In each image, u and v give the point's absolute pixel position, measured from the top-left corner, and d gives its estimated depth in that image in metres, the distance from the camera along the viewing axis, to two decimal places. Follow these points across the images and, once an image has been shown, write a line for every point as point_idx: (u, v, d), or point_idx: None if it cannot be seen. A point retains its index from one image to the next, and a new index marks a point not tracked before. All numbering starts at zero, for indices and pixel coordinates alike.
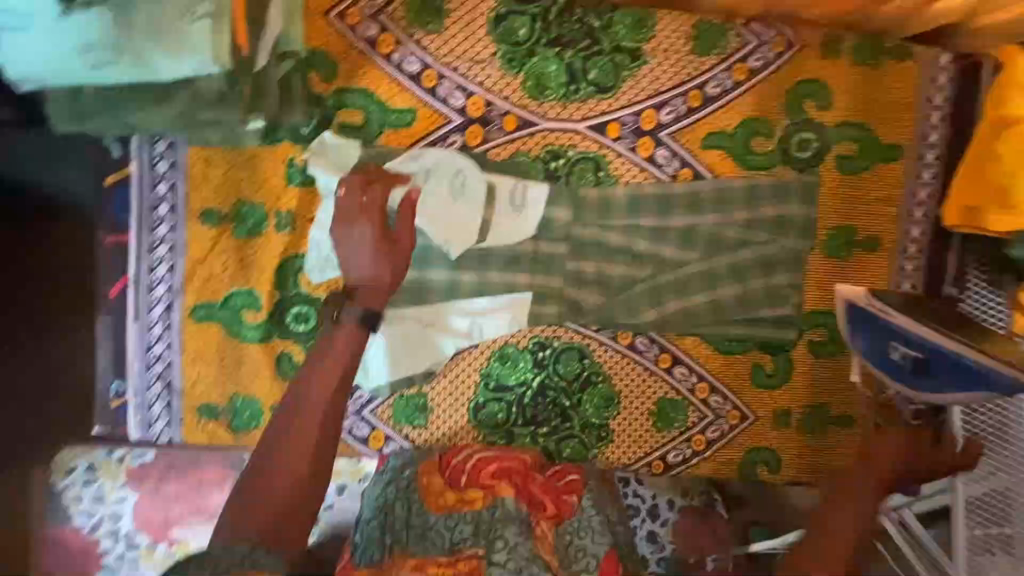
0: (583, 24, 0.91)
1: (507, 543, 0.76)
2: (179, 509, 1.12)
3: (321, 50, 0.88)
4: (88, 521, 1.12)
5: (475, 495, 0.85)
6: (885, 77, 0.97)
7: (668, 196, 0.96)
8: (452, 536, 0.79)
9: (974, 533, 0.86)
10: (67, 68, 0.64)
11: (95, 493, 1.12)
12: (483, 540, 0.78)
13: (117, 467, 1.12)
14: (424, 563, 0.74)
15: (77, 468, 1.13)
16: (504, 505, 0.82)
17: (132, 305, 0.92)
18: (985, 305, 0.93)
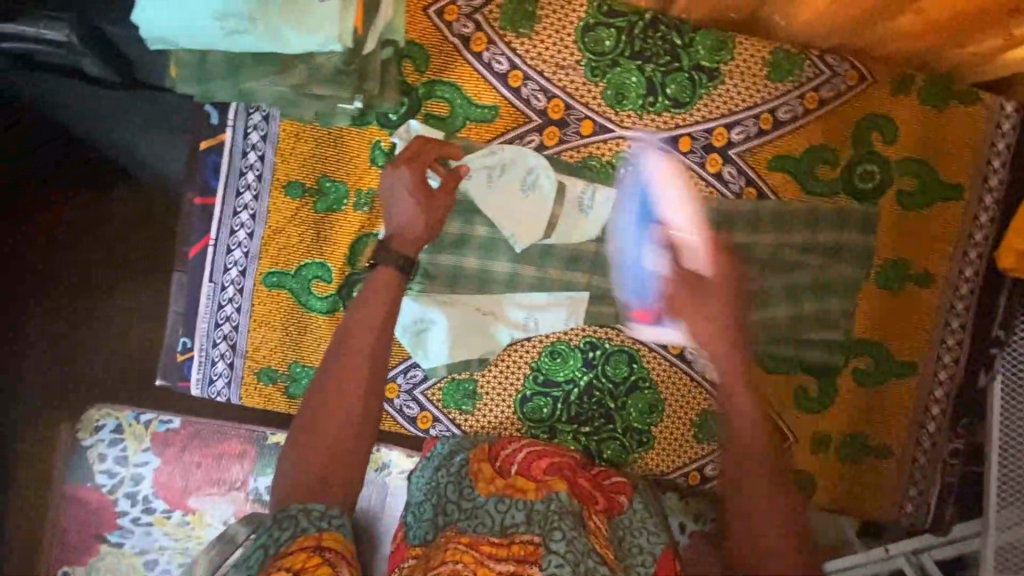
0: (666, 41, 0.95)
1: (565, 535, 0.74)
2: (198, 479, 1.17)
3: (417, 43, 0.94)
4: (109, 482, 1.17)
5: (527, 485, 0.87)
6: (953, 118, 0.99)
7: (732, 212, 0.99)
8: (504, 519, 0.81)
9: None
10: (203, 34, 0.69)
11: (119, 454, 1.18)
12: (539, 528, 0.77)
13: (143, 431, 1.18)
14: (476, 542, 0.74)
15: (104, 427, 1.19)
16: (558, 498, 0.82)
17: (211, 264, 0.97)
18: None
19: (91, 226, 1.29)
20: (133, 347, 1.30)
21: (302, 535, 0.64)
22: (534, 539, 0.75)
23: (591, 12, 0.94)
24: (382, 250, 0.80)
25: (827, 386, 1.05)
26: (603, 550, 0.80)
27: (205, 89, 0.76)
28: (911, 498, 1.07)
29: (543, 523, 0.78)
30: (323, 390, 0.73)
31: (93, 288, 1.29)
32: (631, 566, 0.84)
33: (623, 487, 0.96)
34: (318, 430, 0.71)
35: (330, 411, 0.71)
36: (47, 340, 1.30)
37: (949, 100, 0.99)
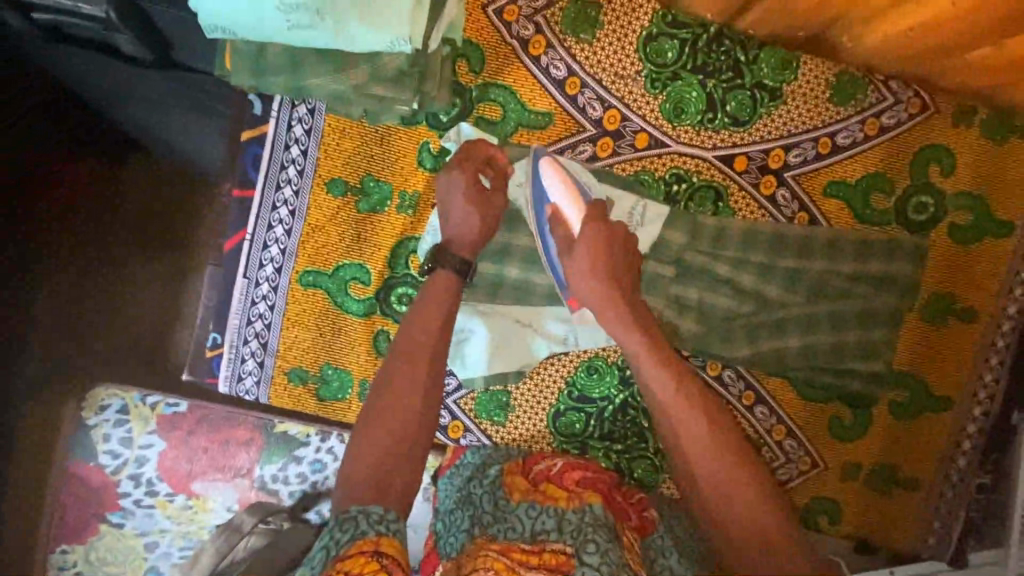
0: (730, 56, 0.92)
1: (599, 547, 0.68)
2: (203, 463, 1.14)
3: (474, 42, 0.90)
4: (113, 462, 1.13)
5: (560, 495, 0.81)
6: (1014, 154, 0.97)
7: (784, 235, 0.97)
8: (534, 526, 0.75)
9: None
10: (265, 25, 0.65)
11: (124, 435, 1.14)
12: (573, 539, 0.71)
13: (149, 412, 1.14)
14: (509, 547, 0.69)
15: (109, 407, 1.14)
16: (593, 510, 0.75)
17: (246, 259, 0.93)
18: None
19: (109, 217, 1.23)
20: (138, 341, 1.24)
21: (361, 538, 0.61)
22: (566, 548, 0.69)
23: (654, 21, 0.91)
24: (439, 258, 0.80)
25: (861, 416, 1.04)
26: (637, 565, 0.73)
27: (262, 81, 0.73)
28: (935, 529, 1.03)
29: (577, 535, 0.71)
30: (372, 406, 0.72)
31: (105, 272, 1.24)
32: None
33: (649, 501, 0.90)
34: (378, 428, 0.70)
35: (392, 411, 0.71)
36: (49, 331, 1.23)
37: (1011, 135, 0.96)
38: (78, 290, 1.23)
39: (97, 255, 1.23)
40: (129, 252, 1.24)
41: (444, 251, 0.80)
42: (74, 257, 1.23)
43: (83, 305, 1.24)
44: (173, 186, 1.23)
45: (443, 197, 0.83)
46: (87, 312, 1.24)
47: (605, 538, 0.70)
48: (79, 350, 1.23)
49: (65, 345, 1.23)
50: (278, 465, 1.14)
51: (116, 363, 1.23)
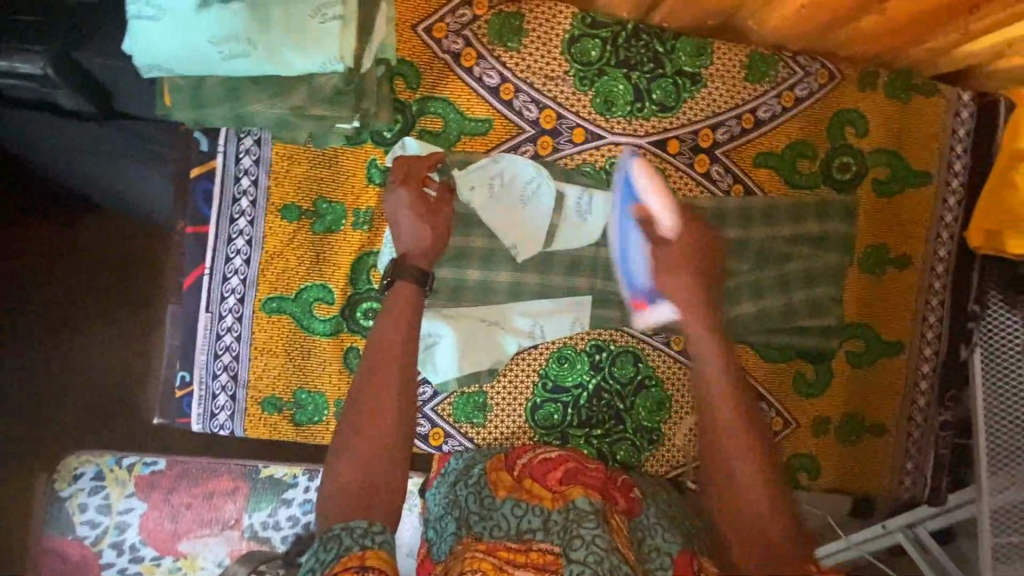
0: (649, 49, 0.99)
1: (585, 540, 0.70)
2: (188, 520, 1.11)
3: (408, 60, 0.94)
4: (91, 532, 1.10)
5: (544, 494, 0.82)
6: (916, 109, 1.07)
7: (724, 208, 1.02)
8: (520, 523, 0.77)
9: (1000, 541, 0.94)
10: (199, 59, 0.68)
11: (101, 503, 1.10)
12: (559, 538, 0.73)
13: (126, 475, 1.11)
14: (493, 547, 0.72)
15: (83, 475, 1.11)
16: (577, 506, 0.75)
17: (206, 294, 0.93)
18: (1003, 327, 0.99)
19: (70, 283, 1.21)
20: (106, 397, 1.22)
21: (346, 554, 0.61)
22: (554, 548, 0.72)
23: (575, 24, 0.97)
24: (401, 268, 0.82)
25: (823, 371, 1.09)
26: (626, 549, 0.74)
27: (202, 114, 0.75)
28: (909, 472, 1.11)
29: (564, 533, 0.73)
30: (352, 424, 0.72)
31: (65, 328, 1.22)
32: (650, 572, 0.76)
33: (633, 482, 0.92)
34: (358, 445, 0.71)
35: (370, 425, 0.72)
36: (14, 408, 1.20)
37: (912, 93, 1.06)
38: (46, 362, 1.21)
39: (57, 322, 1.21)
40: (89, 315, 1.22)
41: (404, 260, 0.82)
42: (30, 322, 1.21)
43: (51, 377, 1.21)
44: (126, 235, 1.23)
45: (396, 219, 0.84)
46: (52, 384, 1.21)
47: (592, 526, 0.72)
48: (41, 419, 1.20)
49: (27, 408, 1.20)
50: (265, 511, 1.13)
51: (81, 424, 1.21)
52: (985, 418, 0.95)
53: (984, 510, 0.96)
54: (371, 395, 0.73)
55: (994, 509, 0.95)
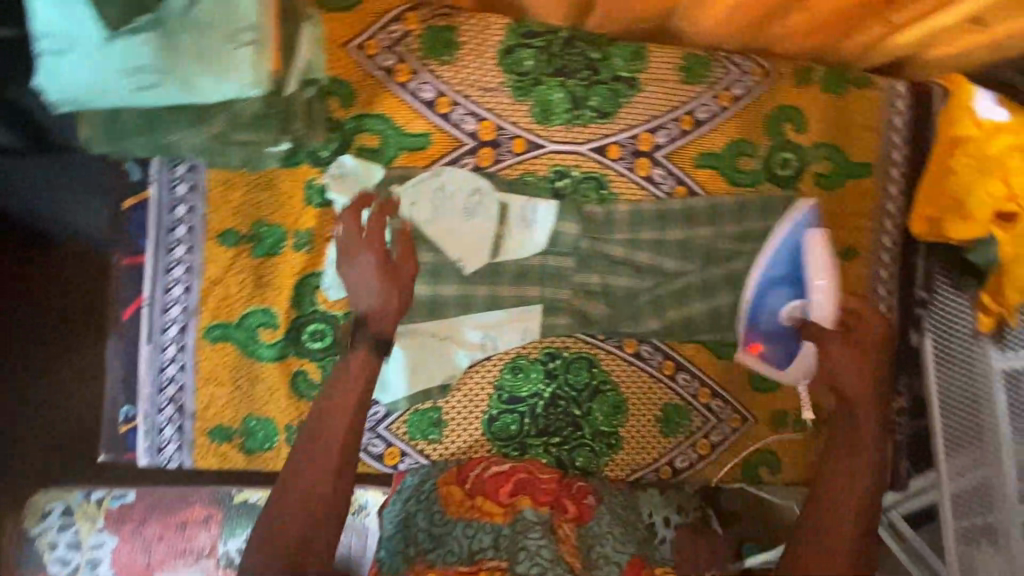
0: (584, 57, 0.99)
1: (530, 552, 0.76)
2: (162, 551, 1.06)
3: (341, 78, 0.93)
4: (63, 570, 1.05)
5: (495, 509, 0.85)
6: (853, 102, 1.08)
7: (668, 211, 1.03)
8: (472, 544, 0.80)
9: (962, 524, 1.02)
10: (109, 92, 0.67)
11: (71, 539, 1.06)
12: (506, 552, 0.78)
13: (96, 509, 1.07)
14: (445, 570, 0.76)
15: (53, 511, 1.07)
16: (524, 517, 0.82)
17: (147, 326, 0.92)
18: (952, 309, 1.09)
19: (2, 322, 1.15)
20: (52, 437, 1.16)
21: None
22: (500, 562, 0.76)
23: (508, 35, 0.97)
24: (360, 332, 0.80)
25: None
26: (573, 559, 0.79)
27: (122, 145, 0.74)
28: None
29: (510, 546, 0.78)
30: (299, 466, 0.73)
31: (6, 366, 1.16)
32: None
33: (588, 488, 0.93)
34: (304, 487, 0.72)
35: (317, 469, 0.73)
36: None
37: (849, 86, 1.07)
38: None
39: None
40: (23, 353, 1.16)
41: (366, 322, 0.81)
42: None
43: None
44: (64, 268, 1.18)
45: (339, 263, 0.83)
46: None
47: (537, 536, 0.79)
48: None
49: None
50: (241, 538, 1.07)
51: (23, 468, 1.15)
52: (940, 402, 1.05)
53: (945, 494, 1.04)
54: (326, 437, 0.75)
55: (956, 493, 1.03)
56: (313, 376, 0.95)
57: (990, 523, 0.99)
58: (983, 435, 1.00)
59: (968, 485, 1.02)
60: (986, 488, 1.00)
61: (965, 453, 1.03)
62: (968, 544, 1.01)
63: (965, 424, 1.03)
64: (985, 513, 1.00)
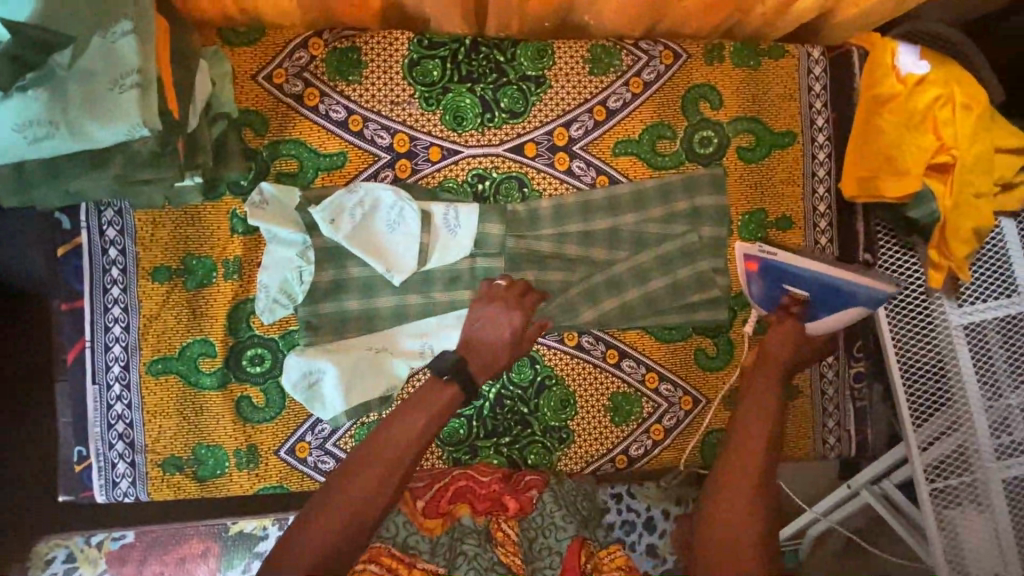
0: (490, 60, 1.01)
1: (467, 554, 0.84)
2: None
3: (252, 109, 0.97)
4: None
5: (434, 522, 0.89)
6: (767, 73, 1.08)
7: (591, 201, 1.03)
8: (405, 536, 0.86)
9: (941, 489, 0.99)
10: (6, 146, 0.70)
11: None
12: (441, 557, 0.85)
13: (96, 553, 1.07)
14: (377, 554, 0.81)
15: (55, 558, 1.07)
16: (461, 525, 0.88)
17: (91, 367, 0.95)
18: (902, 267, 1.07)
19: None
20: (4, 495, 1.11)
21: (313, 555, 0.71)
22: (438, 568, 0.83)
23: (412, 47, 1.00)
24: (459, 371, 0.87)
25: (724, 344, 1.09)
26: (510, 559, 0.85)
27: (31, 196, 0.77)
28: (830, 430, 1.12)
29: (447, 553, 0.85)
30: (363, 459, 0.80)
31: None
32: (537, 569, 0.87)
33: (534, 482, 0.95)
34: (360, 474, 0.78)
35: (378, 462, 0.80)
36: None
37: (761, 58, 1.08)
38: None
39: None
40: None
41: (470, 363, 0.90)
42: None
43: None
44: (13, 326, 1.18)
45: (474, 310, 0.95)
46: None
47: (474, 543, 0.86)
48: None
49: None
50: (239, 569, 1.09)
51: None
52: (900, 366, 1.02)
53: (919, 464, 1.00)
54: (400, 438, 0.82)
55: (931, 459, 1.00)
56: (257, 399, 0.98)
57: (969, 482, 0.99)
58: (948, 394, 1.01)
59: (944, 447, 0.99)
60: (961, 449, 0.99)
61: (939, 414, 1.01)
62: (952, 508, 0.99)
63: (928, 385, 1.01)
64: (964, 474, 0.99)
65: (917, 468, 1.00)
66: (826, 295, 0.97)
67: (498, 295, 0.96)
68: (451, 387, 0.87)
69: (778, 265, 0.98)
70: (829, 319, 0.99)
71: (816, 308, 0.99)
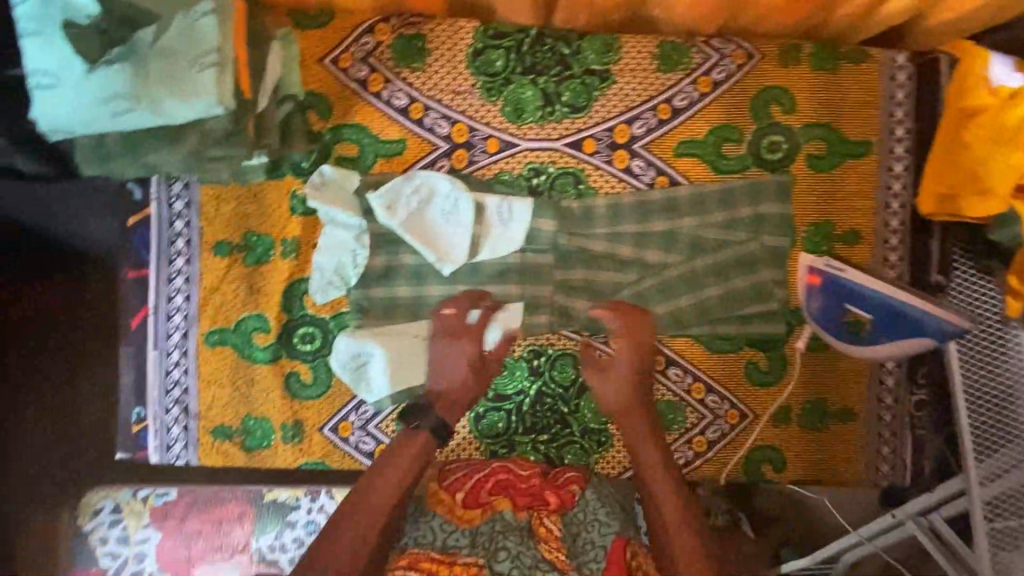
0: (555, 53, 0.99)
1: (510, 552, 0.83)
2: (201, 548, 1.11)
3: (318, 92, 0.98)
4: (114, 563, 1.11)
5: (474, 513, 0.88)
6: (846, 78, 1.02)
7: (648, 202, 1.01)
8: (446, 538, 0.85)
9: (995, 529, 0.89)
10: (91, 117, 0.73)
11: (121, 534, 1.12)
12: (482, 550, 0.83)
13: (142, 507, 1.12)
14: (416, 559, 0.80)
15: (103, 509, 1.13)
16: (503, 518, 0.87)
17: (153, 333, 0.99)
18: (975, 290, 0.99)
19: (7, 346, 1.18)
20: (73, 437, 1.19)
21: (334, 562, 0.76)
22: (477, 560, 0.82)
23: (478, 37, 0.99)
24: (427, 413, 0.88)
25: (777, 359, 1.05)
26: (554, 556, 0.84)
27: (111, 168, 0.81)
28: (885, 457, 1.06)
29: (488, 544, 0.84)
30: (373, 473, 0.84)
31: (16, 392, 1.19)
32: (584, 563, 0.86)
33: (574, 477, 0.95)
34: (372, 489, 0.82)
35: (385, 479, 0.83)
36: None
37: (840, 62, 1.02)
38: None
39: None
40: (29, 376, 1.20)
41: (434, 408, 0.89)
42: None
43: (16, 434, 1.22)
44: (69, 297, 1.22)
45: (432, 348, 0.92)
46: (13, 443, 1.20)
47: (517, 540, 0.85)
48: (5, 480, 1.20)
49: None
50: (272, 535, 1.12)
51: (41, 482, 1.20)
52: (967, 399, 0.90)
53: (976, 502, 0.88)
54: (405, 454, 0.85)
55: (987, 499, 0.89)
56: (306, 376, 1.00)
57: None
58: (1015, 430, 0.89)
59: (1005, 486, 0.88)
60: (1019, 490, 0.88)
61: (1003, 452, 0.89)
62: (1005, 550, 0.89)
63: (989, 418, 0.89)
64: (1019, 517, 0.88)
65: (974, 507, 0.89)
66: (891, 320, 0.91)
67: (450, 326, 0.93)
68: (419, 435, 0.87)
69: (842, 281, 0.92)
70: (890, 346, 0.94)
71: (876, 331, 0.93)
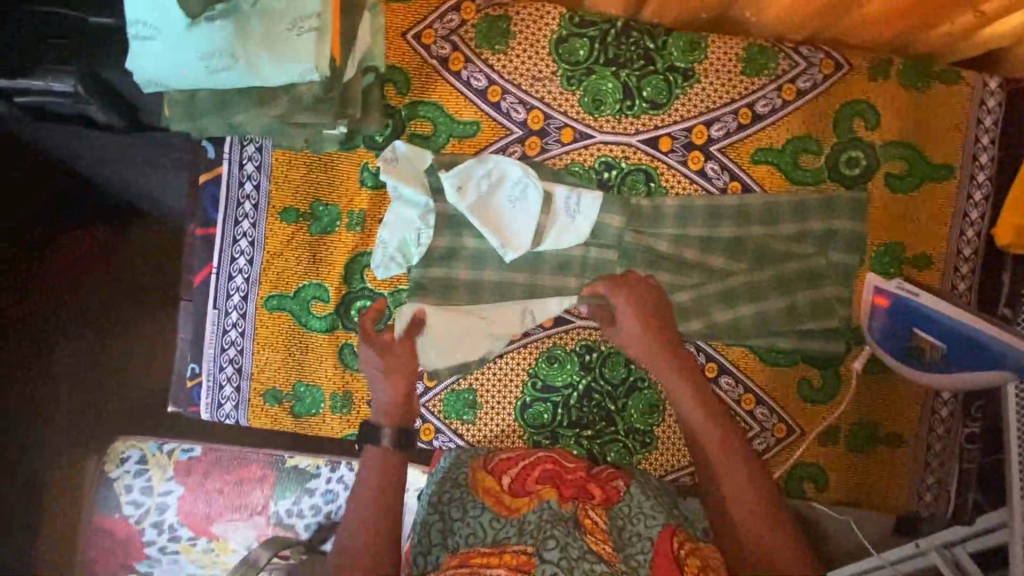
0: (639, 46, 0.98)
1: (558, 542, 0.75)
2: (220, 505, 1.12)
3: (398, 67, 0.98)
4: (134, 512, 1.12)
5: (522, 502, 0.86)
6: (936, 97, 0.99)
7: (718, 206, 0.99)
8: (497, 533, 0.82)
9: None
10: (188, 71, 0.73)
11: (144, 484, 1.13)
12: (531, 539, 0.78)
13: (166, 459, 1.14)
14: (467, 556, 0.78)
15: (129, 457, 1.14)
16: (549, 507, 0.82)
17: (214, 291, 1.00)
18: None
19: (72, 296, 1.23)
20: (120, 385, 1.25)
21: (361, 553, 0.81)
22: (526, 548, 0.76)
23: (563, 24, 0.97)
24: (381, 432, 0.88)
25: (831, 377, 1.04)
26: (601, 546, 0.79)
27: (199, 125, 0.81)
28: (929, 486, 1.05)
29: (538, 534, 0.78)
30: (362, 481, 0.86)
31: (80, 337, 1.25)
32: (630, 556, 0.81)
33: (616, 473, 0.94)
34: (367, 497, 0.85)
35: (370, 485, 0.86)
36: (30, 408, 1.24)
37: (931, 80, 0.99)
38: (59, 364, 1.25)
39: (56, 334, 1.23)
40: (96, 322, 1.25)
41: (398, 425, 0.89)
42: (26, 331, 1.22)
43: (66, 377, 1.25)
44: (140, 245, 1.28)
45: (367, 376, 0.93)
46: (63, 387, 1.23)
47: (563, 530, 0.78)
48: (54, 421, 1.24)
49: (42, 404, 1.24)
50: (290, 499, 1.13)
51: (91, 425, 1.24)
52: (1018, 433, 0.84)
53: (1016, 535, 0.83)
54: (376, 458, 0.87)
55: None
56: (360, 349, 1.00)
57: None
58: None
59: None
60: None
61: None
62: None
63: None
64: None
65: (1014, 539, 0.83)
66: (961, 346, 0.88)
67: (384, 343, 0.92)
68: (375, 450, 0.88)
69: (911, 304, 0.91)
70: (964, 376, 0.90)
71: (949, 357, 0.90)
